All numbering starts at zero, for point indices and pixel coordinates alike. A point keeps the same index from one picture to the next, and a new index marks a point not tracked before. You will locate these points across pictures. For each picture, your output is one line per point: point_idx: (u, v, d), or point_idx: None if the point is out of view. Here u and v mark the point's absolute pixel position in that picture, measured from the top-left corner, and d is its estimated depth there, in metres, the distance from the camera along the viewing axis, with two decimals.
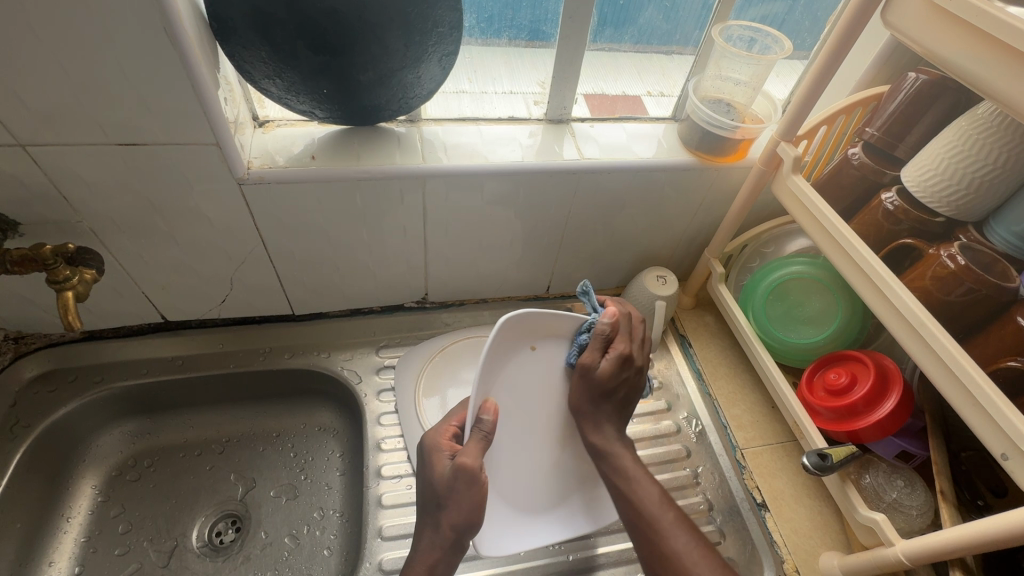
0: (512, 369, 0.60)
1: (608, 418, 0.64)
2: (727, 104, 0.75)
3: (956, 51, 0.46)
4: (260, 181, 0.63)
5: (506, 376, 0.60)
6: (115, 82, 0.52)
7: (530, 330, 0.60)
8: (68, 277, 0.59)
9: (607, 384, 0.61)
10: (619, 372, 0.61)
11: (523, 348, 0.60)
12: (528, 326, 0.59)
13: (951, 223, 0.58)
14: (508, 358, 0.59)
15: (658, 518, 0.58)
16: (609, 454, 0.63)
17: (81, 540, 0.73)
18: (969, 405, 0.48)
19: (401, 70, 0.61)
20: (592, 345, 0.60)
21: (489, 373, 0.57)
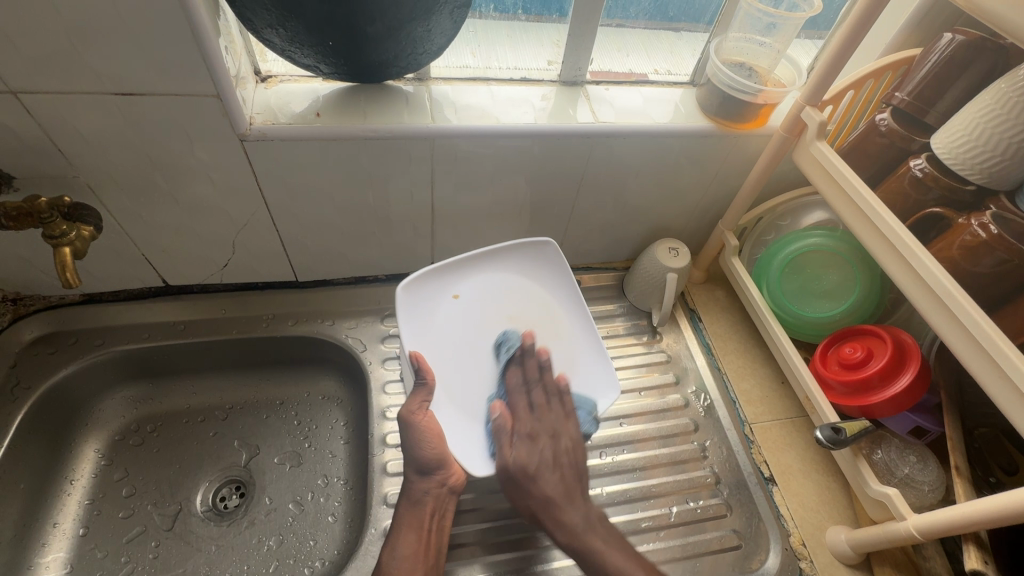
0: (440, 318, 0.71)
1: (540, 463, 0.66)
2: (748, 68, 0.72)
3: (1002, 3, 0.44)
4: (263, 138, 0.61)
5: (435, 322, 0.71)
6: (110, 26, 0.49)
7: (444, 279, 0.73)
8: (65, 232, 0.57)
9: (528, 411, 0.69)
10: (538, 417, 0.69)
11: (443, 298, 0.72)
12: (441, 275, 0.73)
13: (982, 192, 0.56)
14: (433, 308, 0.71)
15: (605, 567, 0.60)
16: (558, 510, 0.64)
17: (86, 502, 0.73)
18: (998, 379, 0.47)
19: (410, 23, 0.58)
20: (520, 407, 0.70)
21: (412, 327, 0.69)
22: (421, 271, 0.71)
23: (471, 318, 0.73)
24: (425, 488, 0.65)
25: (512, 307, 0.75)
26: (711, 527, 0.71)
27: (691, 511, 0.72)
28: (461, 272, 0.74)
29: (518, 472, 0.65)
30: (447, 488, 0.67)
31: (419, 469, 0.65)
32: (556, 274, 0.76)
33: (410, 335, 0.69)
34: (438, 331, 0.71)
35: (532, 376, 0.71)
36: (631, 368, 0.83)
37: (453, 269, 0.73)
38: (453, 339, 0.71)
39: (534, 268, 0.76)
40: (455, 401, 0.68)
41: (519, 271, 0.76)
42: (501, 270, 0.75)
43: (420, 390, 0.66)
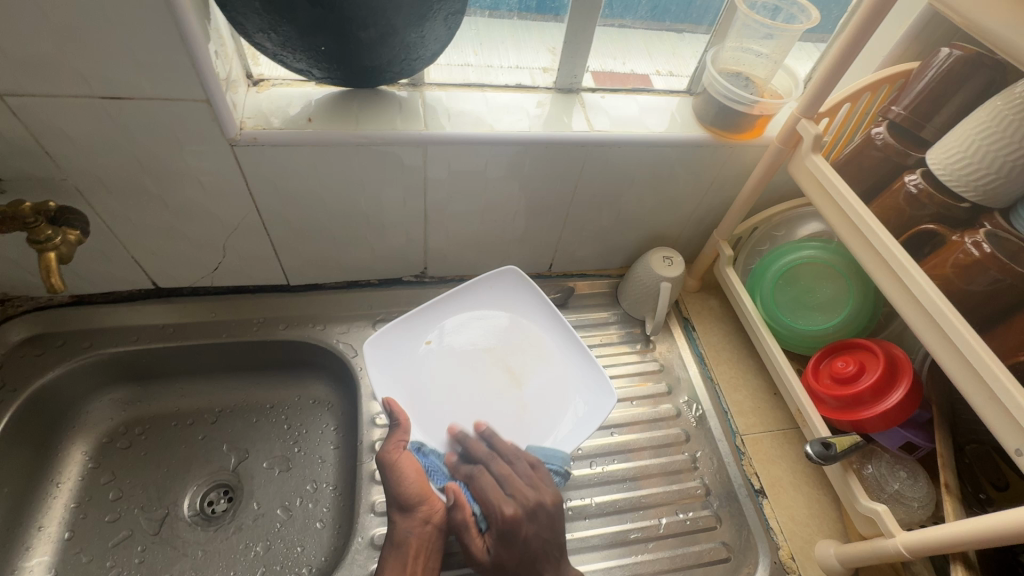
0: (411, 363, 0.73)
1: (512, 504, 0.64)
2: (745, 78, 0.71)
3: (998, 21, 0.43)
4: (254, 142, 0.60)
5: (409, 366, 0.73)
6: (98, 29, 0.48)
7: (417, 325, 0.75)
8: (49, 237, 0.57)
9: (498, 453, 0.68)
10: None
11: (416, 343, 0.74)
12: (410, 321, 0.75)
13: (976, 209, 0.56)
14: (404, 352, 0.73)
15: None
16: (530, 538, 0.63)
17: (72, 505, 0.72)
18: (987, 399, 0.47)
19: (404, 29, 0.58)
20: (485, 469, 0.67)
21: (392, 379, 0.71)
22: (385, 328, 0.73)
23: (451, 357, 0.75)
24: (409, 527, 0.63)
25: (489, 340, 0.76)
26: (701, 539, 0.71)
27: (680, 522, 0.72)
28: (430, 317, 0.76)
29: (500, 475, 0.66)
30: (433, 526, 0.63)
31: (401, 507, 0.63)
32: (530, 298, 0.79)
33: (382, 382, 0.71)
34: (413, 376, 0.72)
35: (483, 450, 0.68)
36: (623, 377, 0.83)
37: (427, 314, 0.76)
38: (433, 379, 0.73)
39: (516, 297, 0.79)
40: (436, 438, 0.69)
41: (503, 303, 0.79)
42: (464, 307, 0.78)
43: (396, 431, 0.66)
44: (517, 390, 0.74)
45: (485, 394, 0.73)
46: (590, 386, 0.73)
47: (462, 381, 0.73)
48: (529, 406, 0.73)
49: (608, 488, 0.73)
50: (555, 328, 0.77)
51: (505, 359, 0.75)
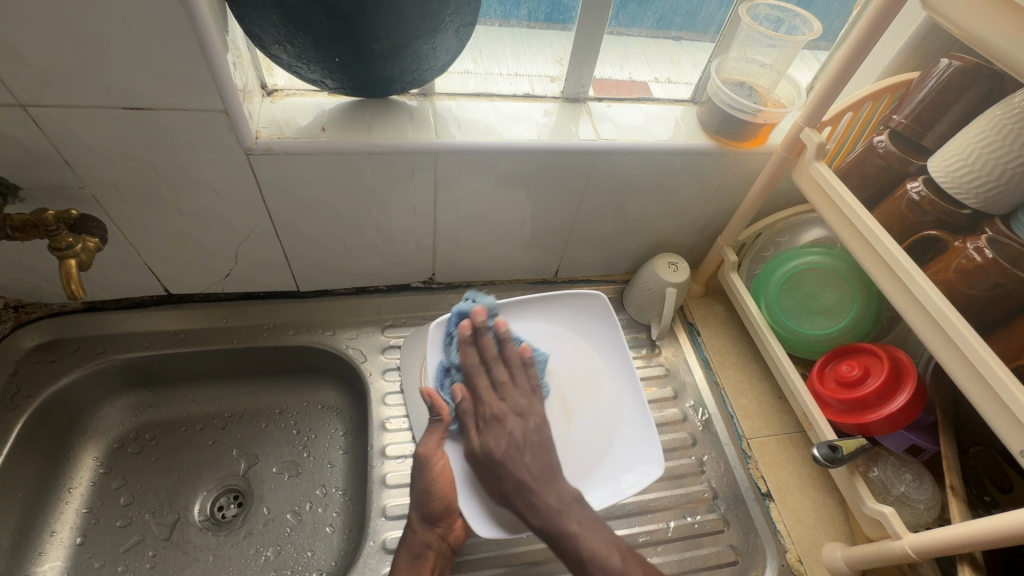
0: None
1: (512, 439, 0.65)
2: (749, 87, 0.73)
3: (996, 34, 0.45)
4: (269, 152, 0.61)
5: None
6: (121, 42, 0.50)
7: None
8: (70, 244, 0.58)
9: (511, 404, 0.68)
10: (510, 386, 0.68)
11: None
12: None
13: (977, 215, 0.57)
14: (464, 347, 0.73)
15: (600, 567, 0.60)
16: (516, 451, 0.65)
17: (83, 510, 0.73)
18: (992, 402, 0.48)
19: (416, 40, 0.59)
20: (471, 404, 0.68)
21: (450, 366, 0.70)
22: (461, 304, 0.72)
23: (513, 360, 0.74)
24: (428, 540, 0.64)
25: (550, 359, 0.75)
26: (708, 542, 0.71)
27: (688, 526, 0.72)
28: (500, 316, 0.76)
29: (487, 451, 0.64)
30: (447, 543, 0.65)
31: (425, 518, 0.64)
32: (603, 325, 0.77)
33: (437, 368, 0.71)
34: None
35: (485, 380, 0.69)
36: None
37: (501, 310, 0.75)
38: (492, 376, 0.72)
39: (586, 320, 0.78)
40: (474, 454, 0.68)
41: (572, 324, 0.78)
42: (535, 317, 0.77)
43: (435, 428, 0.67)
44: (565, 423, 0.72)
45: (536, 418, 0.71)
46: (636, 442, 0.71)
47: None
48: (572, 443, 0.71)
49: None
50: (618, 363, 0.75)
51: (562, 386, 0.74)
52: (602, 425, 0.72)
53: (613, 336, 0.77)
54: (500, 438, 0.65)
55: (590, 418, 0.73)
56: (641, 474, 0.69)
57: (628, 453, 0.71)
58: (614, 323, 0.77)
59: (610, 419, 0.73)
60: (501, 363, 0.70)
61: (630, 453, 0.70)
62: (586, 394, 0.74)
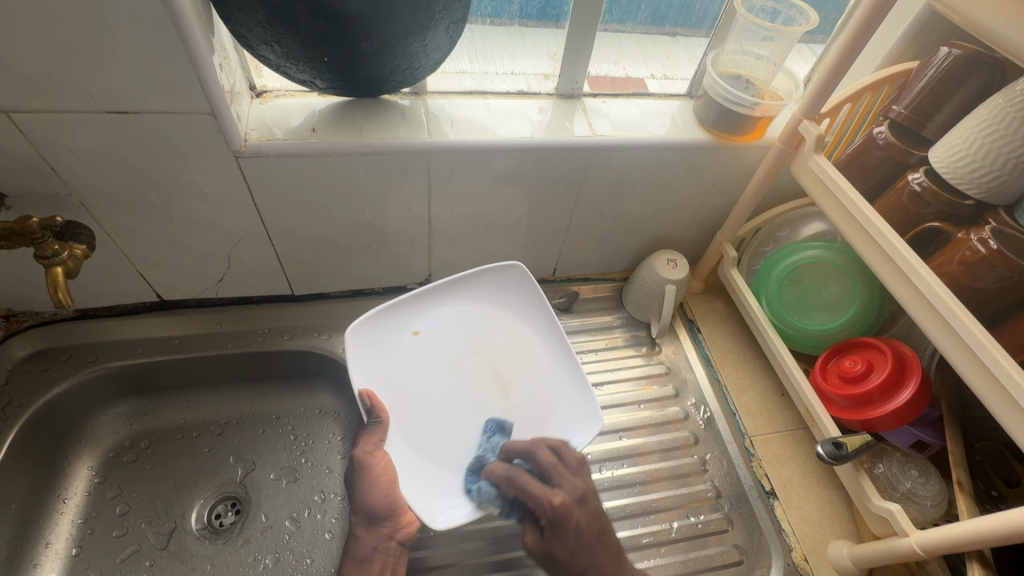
0: (400, 355, 0.72)
1: (580, 535, 0.60)
2: (745, 81, 0.72)
3: (1000, 20, 0.43)
4: (258, 154, 0.60)
5: (397, 361, 0.71)
6: (104, 45, 0.48)
7: (404, 315, 0.74)
8: (56, 252, 0.57)
9: (545, 518, 0.60)
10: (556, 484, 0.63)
11: (403, 335, 0.73)
12: (395, 312, 0.73)
13: (980, 206, 0.56)
14: (390, 346, 0.72)
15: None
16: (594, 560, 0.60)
17: (78, 521, 0.72)
18: (998, 395, 0.47)
19: (406, 38, 0.58)
20: (530, 516, 0.62)
21: (366, 373, 0.69)
22: (372, 313, 0.71)
23: (434, 353, 0.74)
24: (374, 542, 0.65)
25: (480, 339, 0.75)
26: (713, 542, 0.70)
27: (692, 526, 0.71)
28: (417, 309, 0.75)
29: (549, 554, 0.60)
30: (395, 542, 0.66)
31: (368, 518, 0.66)
32: (523, 293, 0.77)
33: (369, 374, 0.69)
34: (402, 376, 0.71)
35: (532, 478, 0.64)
36: (629, 380, 0.83)
37: (413, 305, 0.74)
38: (420, 371, 0.72)
39: (509, 295, 0.77)
40: (427, 449, 0.68)
41: (495, 300, 0.77)
42: (448, 303, 0.76)
43: (374, 429, 0.66)
44: (502, 399, 0.73)
45: (471, 401, 0.72)
46: (572, 407, 0.71)
47: (448, 381, 0.72)
48: (512, 415, 0.71)
49: (618, 493, 0.73)
50: (546, 329, 0.76)
51: (493, 364, 0.74)
52: (537, 396, 0.73)
53: (535, 311, 0.77)
54: (548, 545, 0.60)
55: (525, 388, 0.73)
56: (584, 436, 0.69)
57: (567, 417, 0.71)
58: (539, 292, 0.76)
59: (543, 388, 0.73)
60: (542, 477, 0.63)
61: (567, 416, 0.71)
62: (515, 365, 0.74)
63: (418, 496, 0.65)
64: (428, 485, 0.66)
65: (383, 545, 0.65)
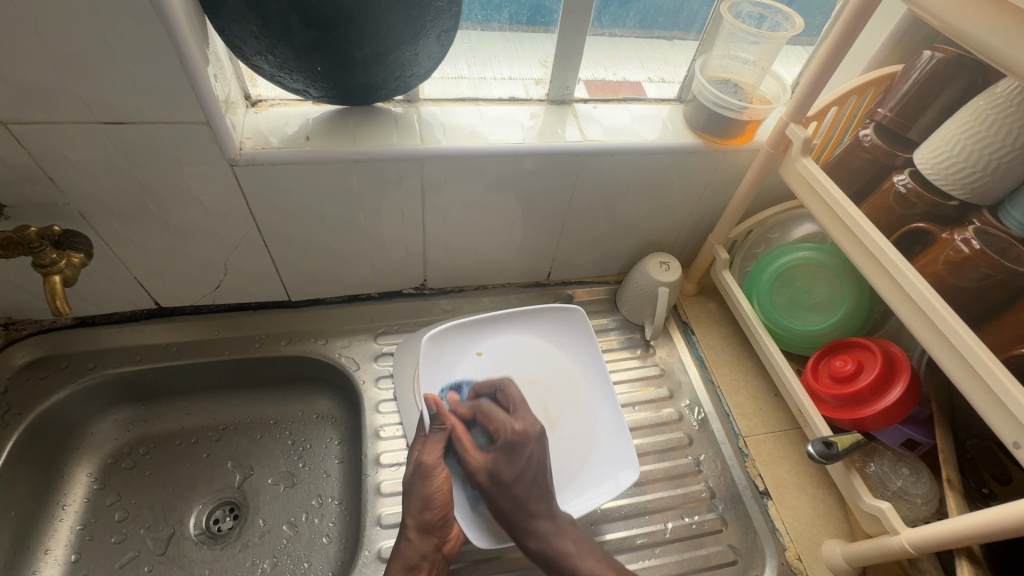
0: (462, 371, 0.72)
1: (512, 470, 0.66)
2: (734, 85, 0.73)
3: (977, 25, 0.44)
4: (253, 162, 0.61)
5: (461, 377, 0.72)
6: (100, 57, 0.49)
7: (473, 335, 0.75)
8: (54, 261, 0.58)
9: (500, 440, 0.67)
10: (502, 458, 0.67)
11: (467, 355, 0.74)
12: (465, 331, 0.74)
13: (964, 207, 0.57)
14: (451, 364, 0.72)
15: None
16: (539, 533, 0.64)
17: (77, 527, 0.72)
18: (982, 393, 0.48)
19: (398, 47, 0.59)
20: (468, 441, 0.67)
21: (427, 381, 0.70)
22: (445, 327, 0.73)
23: (509, 376, 0.74)
24: (422, 551, 0.62)
25: (541, 368, 0.76)
26: (708, 542, 0.71)
27: (686, 526, 0.72)
28: (483, 330, 0.75)
29: (495, 475, 0.66)
30: (442, 554, 0.64)
31: (420, 528, 0.63)
32: (580, 337, 0.78)
33: (428, 388, 0.70)
34: (457, 391, 0.71)
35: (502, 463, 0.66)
36: (624, 382, 0.83)
37: (482, 325, 0.75)
38: (474, 391, 0.72)
39: (572, 333, 0.78)
40: (474, 472, 0.68)
41: (566, 336, 0.78)
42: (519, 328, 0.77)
43: (436, 438, 0.66)
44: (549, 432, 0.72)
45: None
46: (613, 450, 0.72)
47: (500, 406, 0.72)
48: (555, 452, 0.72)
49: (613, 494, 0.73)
50: (593, 374, 0.76)
51: (545, 395, 0.74)
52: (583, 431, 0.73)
53: (587, 349, 0.78)
54: (504, 466, 0.66)
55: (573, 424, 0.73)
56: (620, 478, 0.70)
57: (606, 460, 0.72)
58: (592, 336, 0.78)
59: (590, 424, 0.74)
60: (496, 415, 0.69)
61: (609, 460, 0.72)
62: (563, 399, 0.74)
63: (464, 518, 0.65)
64: (473, 506, 0.66)
65: (431, 555, 0.63)
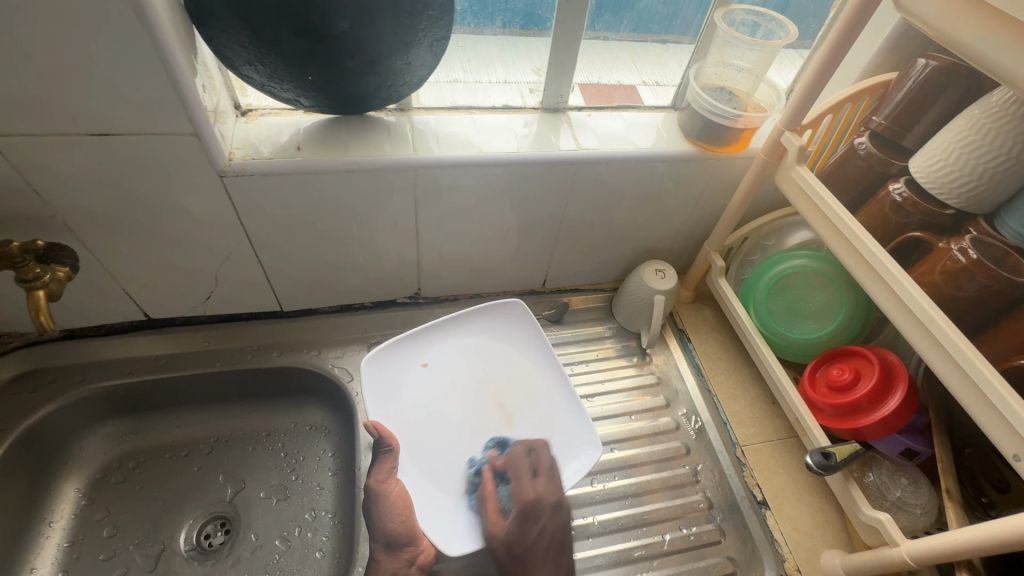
0: (409, 387, 0.73)
1: (534, 543, 0.64)
2: (728, 92, 0.72)
3: (971, 35, 0.44)
4: (243, 173, 0.60)
5: (406, 392, 0.73)
6: (85, 69, 0.49)
7: (412, 347, 0.76)
8: (38, 275, 0.57)
9: (517, 507, 0.65)
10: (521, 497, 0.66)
11: (411, 367, 0.75)
12: (407, 345, 0.76)
13: (960, 216, 0.57)
14: (398, 378, 0.73)
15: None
16: (559, 541, 0.65)
17: (65, 544, 0.71)
18: (981, 403, 0.47)
19: (390, 56, 0.58)
20: (496, 502, 0.67)
21: (375, 407, 0.70)
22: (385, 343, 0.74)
23: (448, 382, 0.75)
24: (394, 568, 0.62)
25: (486, 369, 0.77)
26: (706, 554, 0.70)
27: (685, 538, 0.71)
28: (427, 341, 0.77)
29: (510, 546, 0.64)
30: (415, 569, 0.64)
31: (387, 543, 0.63)
32: (526, 330, 0.79)
33: (375, 406, 0.70)
34: (411, 404, 0.72)
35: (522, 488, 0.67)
36: (621, 391, 0.83)
37: (422, 336, 0.77)
38: (426, 402, 0.73)
39: (516, 330, 0.80)
40: (433, 476, 0.68)
41: (496, 329, 0.79)
42: (451, 336, 0.78)
43: (386, 458, 0.67)
44: (505, 427, 0.73)
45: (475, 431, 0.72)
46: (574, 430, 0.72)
47: (450, 411, 0.73)
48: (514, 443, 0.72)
49: (611, 505, 0.73)
50: (546, 364, 0.77)
51: (498, 393, 0.75)
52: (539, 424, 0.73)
53: (537, 341, 0.79)
54: (522, 533, 0.64)
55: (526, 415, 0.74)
56: (585, 460, 0.69)
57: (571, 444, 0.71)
58: (536, 327, 0.79)
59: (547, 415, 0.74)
60: (522, 477, 0.68)
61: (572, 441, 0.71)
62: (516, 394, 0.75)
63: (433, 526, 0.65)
64: (434, 510, 0.66)
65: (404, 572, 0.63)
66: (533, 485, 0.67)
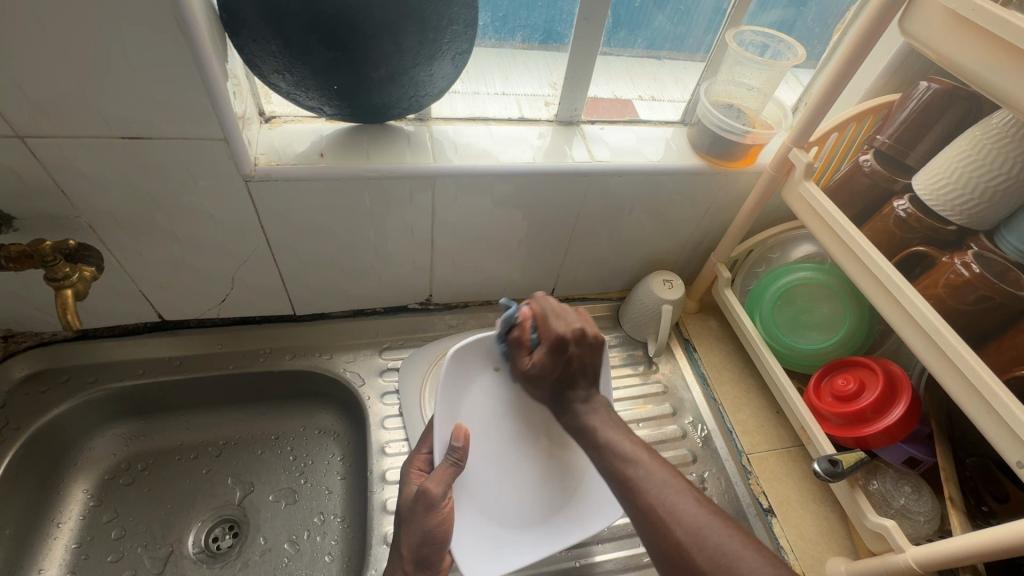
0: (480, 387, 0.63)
1: (565, 372, 0.59)
2: (737, 109, 0.75)
3: (975, 60, 0.46)
4: (267, 178, 0.61)
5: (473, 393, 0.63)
6: (122, 75, 0.50)
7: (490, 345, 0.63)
8: (67, 274, 0.58)
9: (545, 341, 0.59)
10: (565, 352, 0.59)
11: (481, 373, 0.63)
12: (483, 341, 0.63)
13: (962, 231, 0.59)
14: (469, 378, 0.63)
15: (679, 530, 0.47)
16: (590, 431, 0.57)
17: (72, 545, 0.71)
18: (986, 412, 0.49)
19: (414, 68, 0.60)
20: (528, 346, 0.61)
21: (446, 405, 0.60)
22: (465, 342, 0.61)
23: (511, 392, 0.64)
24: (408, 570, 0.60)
25: None
26: None
27: None
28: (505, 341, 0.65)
29: (540, 373, 0.60)
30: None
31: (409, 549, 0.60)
32: None
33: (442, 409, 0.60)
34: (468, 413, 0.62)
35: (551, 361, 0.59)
36: (627, 399, 0.84)
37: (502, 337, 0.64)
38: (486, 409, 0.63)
39: None
40: (475, 499, 0.61)
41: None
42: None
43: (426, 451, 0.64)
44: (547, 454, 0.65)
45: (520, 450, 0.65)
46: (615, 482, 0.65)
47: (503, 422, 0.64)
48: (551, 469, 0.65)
49: None
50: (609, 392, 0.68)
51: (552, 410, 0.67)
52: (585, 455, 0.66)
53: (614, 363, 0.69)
54: (550, 366, 0.59)
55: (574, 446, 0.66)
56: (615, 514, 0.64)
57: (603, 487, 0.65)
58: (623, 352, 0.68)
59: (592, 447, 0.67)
60: (546, 319, 0.61)
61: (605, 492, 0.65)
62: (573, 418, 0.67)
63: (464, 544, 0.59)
64: (468, 530, 0.60)
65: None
66: (533, 356, 0.60)
